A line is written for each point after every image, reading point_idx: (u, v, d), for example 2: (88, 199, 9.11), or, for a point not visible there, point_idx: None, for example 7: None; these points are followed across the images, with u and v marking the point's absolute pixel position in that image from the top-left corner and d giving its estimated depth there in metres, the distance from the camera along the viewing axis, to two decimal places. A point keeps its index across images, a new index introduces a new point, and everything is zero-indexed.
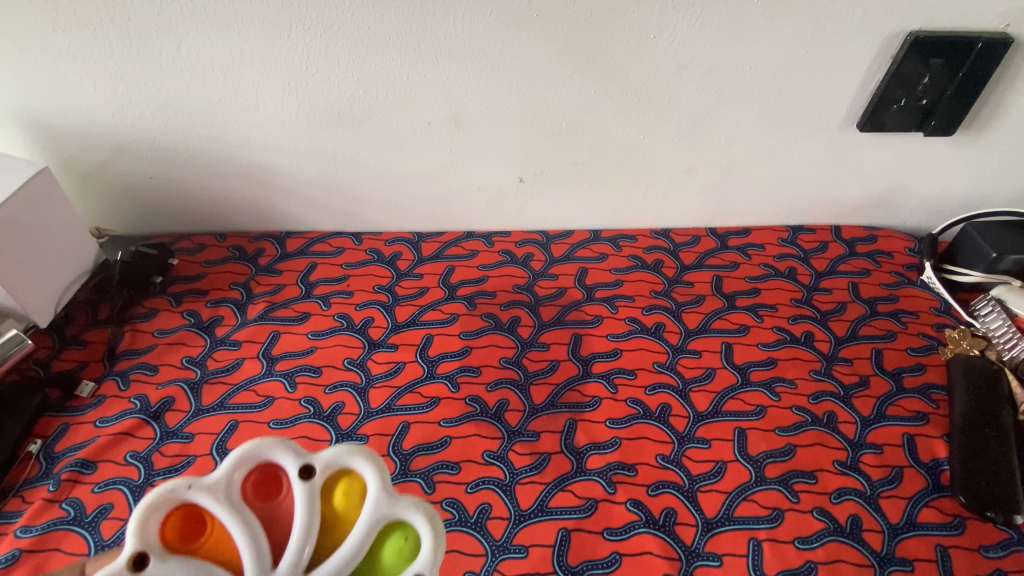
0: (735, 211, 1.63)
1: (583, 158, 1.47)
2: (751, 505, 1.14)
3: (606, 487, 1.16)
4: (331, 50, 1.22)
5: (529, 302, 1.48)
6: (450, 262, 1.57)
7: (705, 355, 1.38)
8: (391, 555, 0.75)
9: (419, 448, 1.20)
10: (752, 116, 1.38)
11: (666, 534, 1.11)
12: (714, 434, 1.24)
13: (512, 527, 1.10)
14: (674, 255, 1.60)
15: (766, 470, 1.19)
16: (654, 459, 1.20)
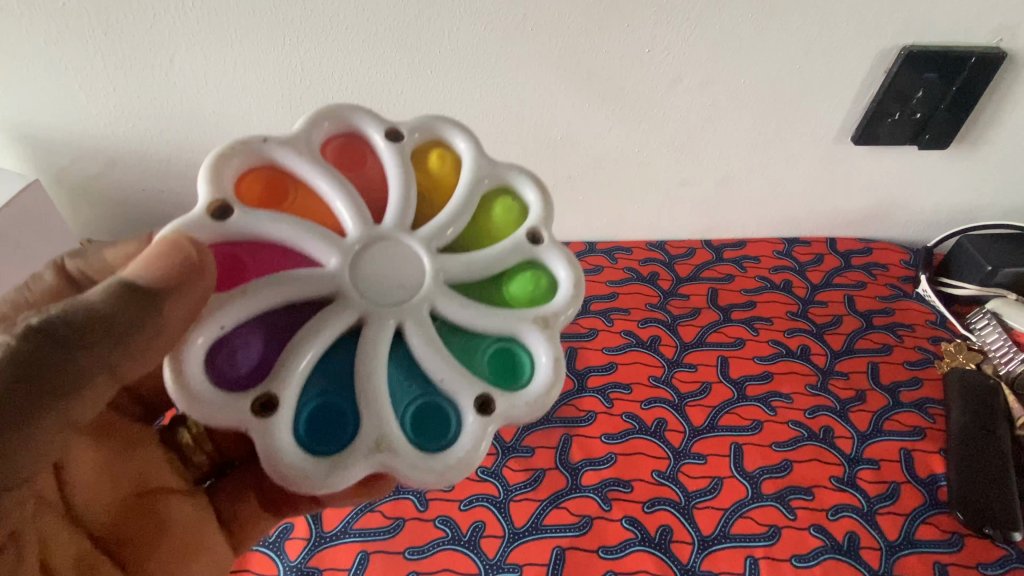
0: (724, 223, 1.21)
1: (581, 173, 1.08)
2: (664, 512, 0.82)
3: (485, 480, 0.84)
4: (144, 71, 0.90)
5: None
6: None
7: (638, 388, 0.96)
8: (500, 215, 0.58)
9: None
10: (664, 148, 1.05)
11: (550, 532, 0.80)
12: (635, 474, 0.85)
13: (315, 518, 0.80)
14: (668, 268, 1.18)
15: (679, 473, 0.86)
16: (563, 481, 0.84)
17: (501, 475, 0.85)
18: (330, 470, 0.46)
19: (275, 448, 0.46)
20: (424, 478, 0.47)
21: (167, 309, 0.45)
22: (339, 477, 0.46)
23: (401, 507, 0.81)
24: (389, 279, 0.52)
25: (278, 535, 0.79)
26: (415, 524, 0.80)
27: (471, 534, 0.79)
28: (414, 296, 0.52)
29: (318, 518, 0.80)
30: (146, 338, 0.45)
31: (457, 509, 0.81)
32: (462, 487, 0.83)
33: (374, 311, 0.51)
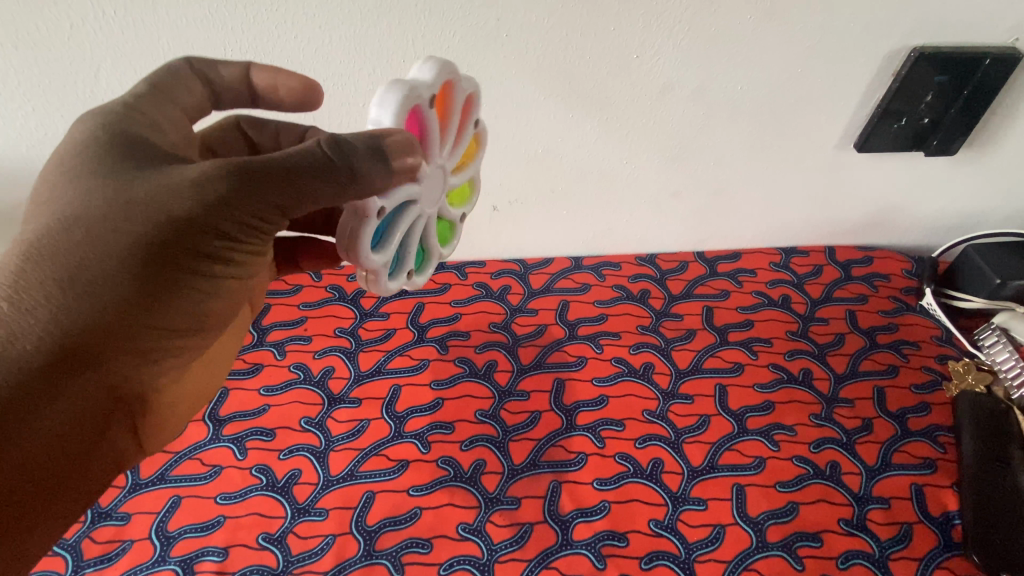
0: (716, 236, 1.15)
1: (565, 187, 1.01)
2: (663, 568, 0.76)
3: (466, 539, 0.78)
4: (64, 87, 0.79)
5: (333, 299, 1.06)
6: None
7: (630, 424, 0.89)
8: (466, 192, 0.73)
9: (186, 530, 0.78)
10: (653, 162, 0.97)
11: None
12: (630, 525, 0.79)
13: None
14: (660, 284, 1.11)
15: (678, 522, 0.80)
16: (552, 539, 0.78)
17: (484, 532, 0.79)
18: (374, 255, 0.55)
19: (369, 229, 0.53)
20: (388, 286, 0.60)
21: (398, 176, 0.51)
22: (373, 261, 0.55)
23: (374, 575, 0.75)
24: (439, 186, 0.62)
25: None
26: None
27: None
28: (438, 202, 0.64)
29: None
30: (376, 188, 0.50)
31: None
32: (441, 549, 0.77)
33: (427, 198, 0.61)
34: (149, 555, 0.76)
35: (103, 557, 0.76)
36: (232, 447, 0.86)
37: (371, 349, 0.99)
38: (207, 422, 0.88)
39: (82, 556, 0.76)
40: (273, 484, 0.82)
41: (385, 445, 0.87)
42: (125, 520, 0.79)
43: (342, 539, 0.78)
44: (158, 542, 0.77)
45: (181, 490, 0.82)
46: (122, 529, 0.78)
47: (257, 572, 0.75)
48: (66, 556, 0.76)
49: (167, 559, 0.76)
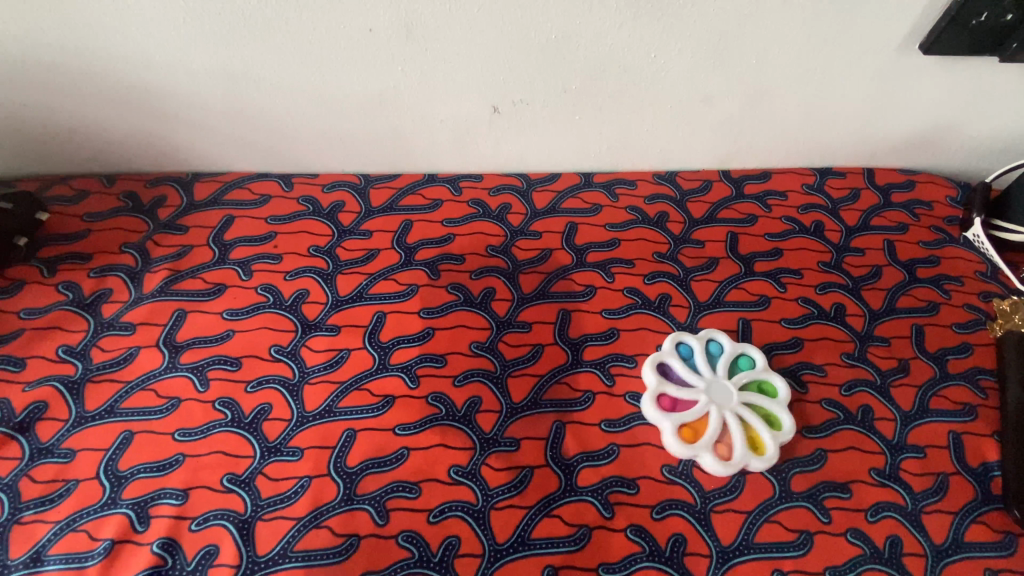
0: (734, 153, 1.21)
1: (579, 85, 1.01)
2: (676, 518, 0.84)
3: (460, 482, 0.86)
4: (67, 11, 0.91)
5: (307, 214, 1.16)
6: (229, 210, 1.16)
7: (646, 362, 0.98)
8: None
9: (138, 469, 0.87)
10: (657, 116, 1.08)
11: (538, 547, 0.81)
12: (640, 474, 0.88)
13: (245, 538, 0.81)
14: (681, 205, 1.17)
15: (691, 471, 0.89)
16: (555, 485, 0.86)
17: (478, 476, 0.87)
18: None
19: None
20: None
21: None
22: None
23: (353, 519, 0.83)
24: None
25: (197, 562, 0.79)
26: (375, 543, 0.81)
27: (443, 553, 0.80)
28: None
29: (251, 548, 0.80)
30: None
31: (427, 522, 0.83)
32: (429, 496, 0.85)
33: None
34: (100, 496, 0.84)
35: (82, 510, 0.83)
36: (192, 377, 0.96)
37: (351, 272, 1.09)
38: (163, 353, 0.98)
39: (101, 494, 0.84)
40: (240, 420, 0.92)
41: (370, 377, 0.96)
42: (179, 465, 0.87)
43: (321, 483, 0.86)
44: (110, 484, 0.85)
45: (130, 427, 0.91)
46: (66, 470, 0.86)
47: (223, 516, 0.83)
48: (102, 487, 0.85)
49: (132, 501, 0.84)
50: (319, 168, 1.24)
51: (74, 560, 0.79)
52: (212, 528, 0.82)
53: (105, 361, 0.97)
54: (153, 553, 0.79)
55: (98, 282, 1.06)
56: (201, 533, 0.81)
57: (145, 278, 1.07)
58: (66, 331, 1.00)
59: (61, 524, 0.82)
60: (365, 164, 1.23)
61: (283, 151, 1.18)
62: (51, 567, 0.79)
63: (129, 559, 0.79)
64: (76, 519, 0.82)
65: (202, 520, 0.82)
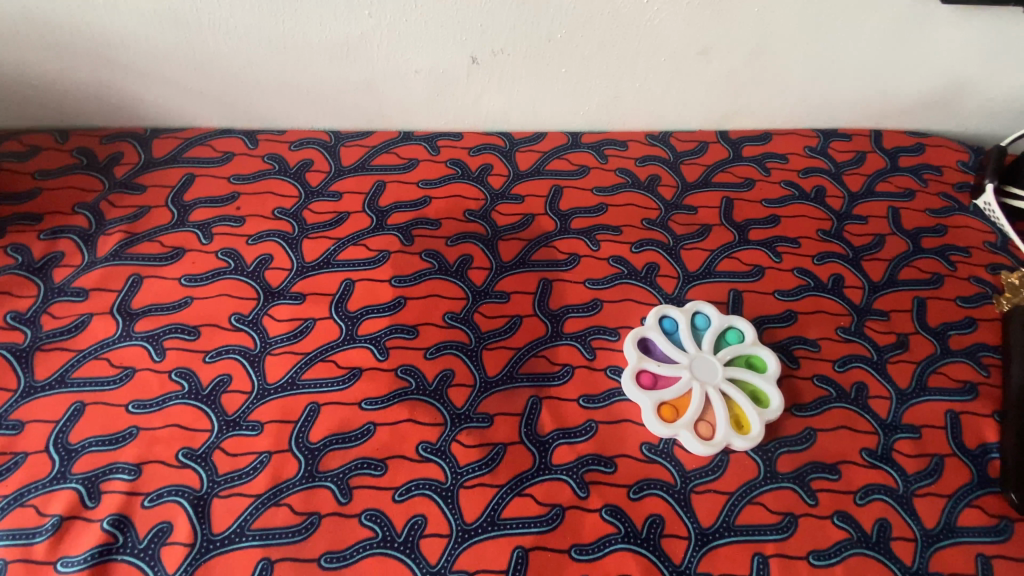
0: (884, 92, 0.98)
1: (789, 35, 0.87)
2: (878, 503, 0.72)
3: (653, 461, 0.73)
4: None
5: (457, 177, 0.92)
6: (190, 168, 0.89)
7: (895, 317, 0.85)
8: None
9: (222, 480, 0.68)
10: (802, 68, 0.92)
11: (745, 533, 0.69)
12: (905, 451, 0.75)
13: (450, 506, 0.68)
14: (838, 178, 0.99)
15: (894, 452, 0.75)
16: (769, 441, 0.75)
17: (673, 456, 0.73)
18: None
19: None
20: None
21: None
22: None
23: (557, 490, 0.70)
24: None
25: (353, 550, 0.65)
26: (575, 514, 0.69)
27: (649, 531, 0.68)
28: None
29: (415, 553, 0.65)
30: None
31: (627, 499, 0.70)
32: (627, 470, 0.72)
33: None
34: (210, 426, 0.71)
35: (236, 472, 0.69)
36: (267, 317, 0.78)
37: (511, 238, 0.88)
38: (225, 261, 0.82)
39: (215, 471, 0.69)
40: (425, 388, 0.75)
41: (543, 347, 0.79)
42: (258, 430, 0.71)
43: (517, 450, 0.72)
44: (210, 408, 0.72)
45: (167, 321, 0.77)
46: (252, 442, 0.70)
47: (425, 486, 0.69)
48: (198, 470, 0.69)
49: (307, 475, 0.69)
50: (404, 126, 0.97)
51: (272, 535, 0.65)
52: (417, 497, 0.68)
53: (149, 255, 0.81)
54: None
55: (109, 147, 0.90)
56: (355, 502, 0.68)
57: (154, 142, 0.91)
58: (66, 215, 0.83)
59: (257, 501, 0.67)
60: (502, 117, 0.97)
61: (259, 107, 0.92)
62: (128, 555, 0.63)
63: (339, 529, 0.66)
64: (164, 493, 0.67)
65: (346, 490, 0.68)
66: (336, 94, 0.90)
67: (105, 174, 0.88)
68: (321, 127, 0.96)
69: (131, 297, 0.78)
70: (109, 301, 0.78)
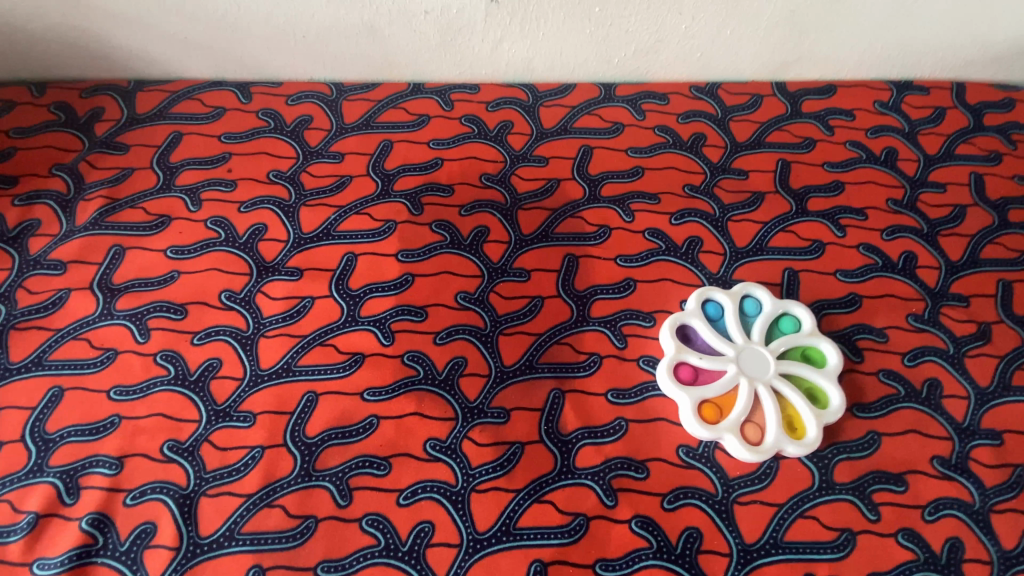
0: (973, 36, 0.84)
1: None
2: (951, 520, 0.62)
3: (691, 466, 0.64)
4: None
5: (473, 136, 0.82)
6: (176, 125, 0.80)
7: (977, 303, 0.73)
8: None
9: (207, 478, 0.62)
10: (880, 5, 0.78)
11: (794, 552, 0.60)
12: (982, 462, 0.65)
13: (460, 513, 0.61)
14: (912, 139, 0.85)
15: (970, 461, 0.65)
16: (825, 446, 0.65)
17: (713, 460, 0.64)
18: None
19: None
20: None
21: None
22: None
23: (580, 496, 0.62)
24: None
25: (352, 559, 0.59)
26: (601, 524, 0.61)
27: (684, 546, 0.60)
28: None
29: (421, 565, 0.59)
30: None
31: (660, 509, 0.62)
32: (660, 476, 0.63)
33: None
34: (198, 416, 0.65)
35: (225, 469, 0.62)
36: (260, 295, 0.70)
37: (533, 206, 0.78)
38: (215, 231, 0.73)
39: (203, 467, 0.62)
40: (434, 377, 0.67)
41: (567, 333, 0.70)
42: (250, 422, 0.64)
43: (536, 450, 0.64)
44: (198, 396, 0.66)
45: (151, 299, 0.70)
46: (243, 435, 0.64)
47: (434, 489, 0.62)
48: (185, 466, 0.62)
49: (303, 473, 0.62)
50: (413, 76, 0.85)
51: (264, 540, 0.59)
52: (423, 502, 0.61)
53: (132, 224, 0.73)
54: None
55: (89, 102, 0.81)
56: (356, 505, 0.61)
57: (137, 96, 0.82)
58: (43, 178, 0.76)
59: (249, 502, 0.61)
60: (526, 66, 0.85)
61: (251, 55, 0.81)
62: (111, 559, 0.58)
63: (338, 535, 0.60)
64: (149, 491, 0.61)
65: (345, 491, 0.61)
66: (337, 39, 0.79)
67: (84, 132, 0.79)
68: (321, 77, 0.85)
69: (113, 271, 0.71)
70: (89, 275, 0.71)
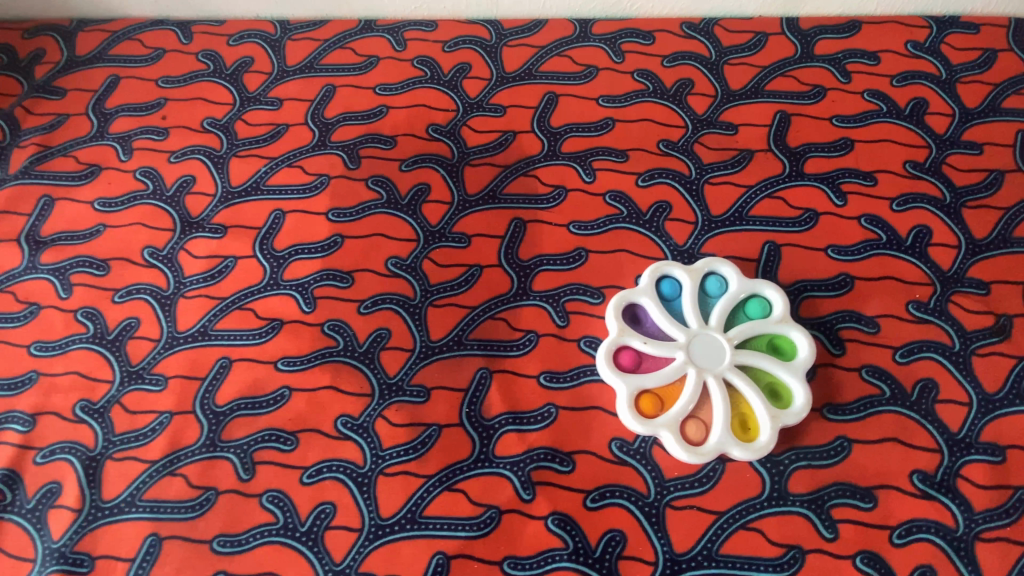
0: None
1: None
2: (925, 545, 0.53)
3: (623, 462, 0.57)
4: None
5: (424, 80, 0.73)
6: (114, 68, 0.76)
7: (998, 291, 0.61)
8: None
9: (114, 442, 0.60)
10: None
11: (729, 566, 0.54)
12: (973, 480, 0.55)
13: (364, 496, 0.57)
14: (947, 89, 0.71)
15: (959, 479, 0.55)
16: (783, 450, 0.57)
17: (650, 458, 0.57)
18: None
19: None
20: None
21: None
22: None
23: (495, 487, 0.57)
24: None
25: (248, 535, 0.56)
26: (514, 520, 0.56)
27: (604, 550, 0.55)
28: None
29: (318, 547, 0.56)
30: None
31: (582, 508, 0.56)
32: (587, 471, 0.57)
33: None
34: (112, 376, 0.63)
35: (133, 433, 0.60)
36: (183, 253, 0.67)
37: (481, 162, 0.69)
38: (143, 182, 0.70)
39: (112, 430, 0.61)
40: (353, 350, 0.62)
41: (504, 307, 0.64)
42: (162, 386, 0.62)
43: (453, 433, 0.59)
44: (113, 355, 0.63)
45: (75, 253, 0.67)
46: (153, 399, 0.61)
47: (339, 468, 0.58)
48: (94, 427, 0.61)
49: (208, 443, 0.59)
50: (366, 12, 0.77)
51: (163, 508, 0.57)
52: (327, 482, 0.57)
53: (63, 173, 0.71)
54: (135, 552, 0.56)
55: (30, 43, 0.78)
56: (257, 480, 0.58)
57: (78, 36, 0.78)
58: None
59: (152, 469, 0.59)
60: None
61: None
62: (15, 516, 0.58)
63: (237, 510, 0.57)
64: (58, 450, 0.60)
65: (249, 465, 0.58)
66: None
67: (23, 75, 0.76)
68: (267, 14, 0.78)
69: (41, 222, 0.69)
70: (18, 226, 0.68)
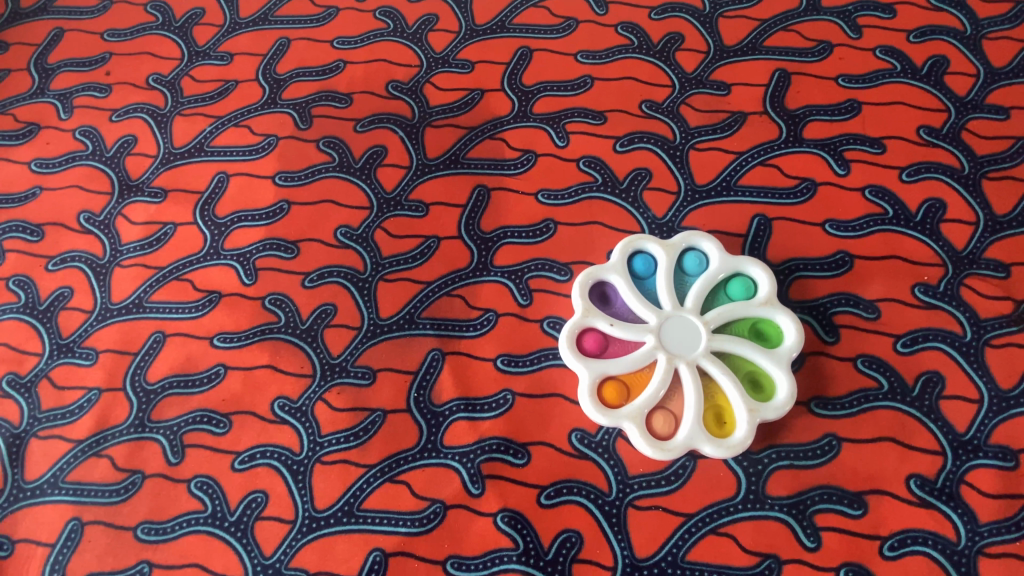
0: None
1: None
2: (920, 559, 0.47)
3: (584, 455, 0.52)
4: None
5: (386, 33, 0.67)
6: (58, 20, 0.71)
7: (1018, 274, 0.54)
8: None
9: (39, 420, 0.56)
10: None
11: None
12: (979, 488, 0.48)
13: (299, 485, 0.52)
14: (972, 45, 0.62)
15: (963, 485, 0.49)
16: (763, 448, 0.51)
17: (613, 453, 0.52)
18: None
19: None
20: None
21: None
22: None
23: (441, 480, 0.52)
24: None
25: (174, 523, 0.52)
26: (460, 516, 0.51)
27: (557, 552, 0.49)
28: None
29: (248, 538, 0.51)
30: None
31: (535, 505, 0.51)
32: (544, 464, 0.52)
33: None
34: (40, 349, 0.58)
35: (60, 410, 0.56)
36: (120, 218, 0.62)
37: (444, 123, 0.63)
38: (82, 143, 0.65)
39: (38, 406, 0.56)
40: (296, 327, 0.57)
41: (461, 283, 0.58)
42: (92, 361, 0.57)
43: (398, 420, 0.54)
44: (43, 327, 0.59)
45: (8, 217, 0.63)
46: (82, 375, 0.57)
47: (274, 454, 0.53)
48: (20, 403, 0.57)
49: (137, 423, 0.55)
50: None
51: (87, 491, 0.53)
52: (260, 469, 0.53)
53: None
54: (54, 538, 0.52)
55: None
56: (186, 464, 0.53)
57: None
58: None
59: (78, 449, 0.55)
60: None
61: None
62: None
63: (163, 496, 0.53)
64: None
65: (178, 448, 0.54)
66: None
67: None
68: None
69: None
70: None
